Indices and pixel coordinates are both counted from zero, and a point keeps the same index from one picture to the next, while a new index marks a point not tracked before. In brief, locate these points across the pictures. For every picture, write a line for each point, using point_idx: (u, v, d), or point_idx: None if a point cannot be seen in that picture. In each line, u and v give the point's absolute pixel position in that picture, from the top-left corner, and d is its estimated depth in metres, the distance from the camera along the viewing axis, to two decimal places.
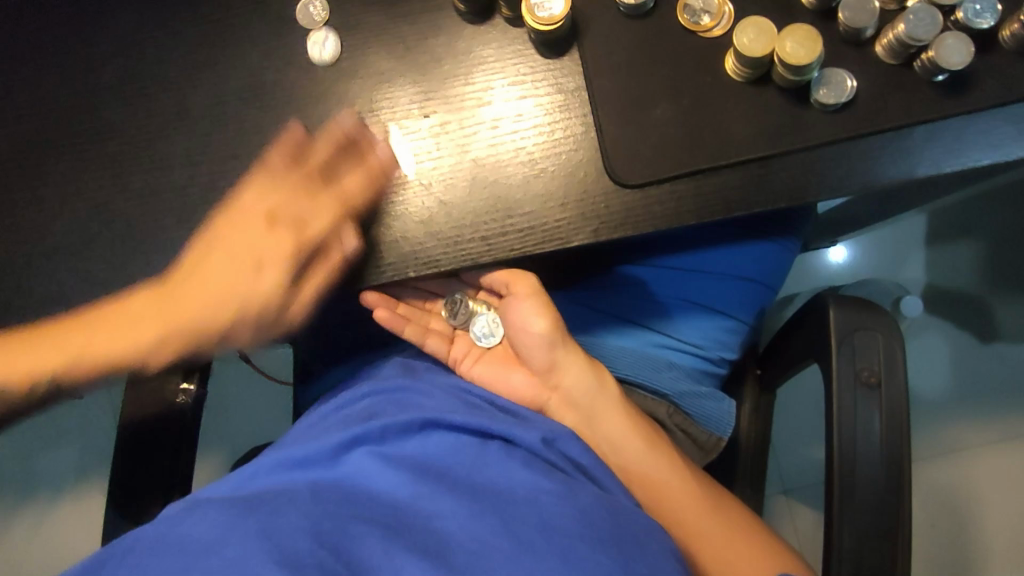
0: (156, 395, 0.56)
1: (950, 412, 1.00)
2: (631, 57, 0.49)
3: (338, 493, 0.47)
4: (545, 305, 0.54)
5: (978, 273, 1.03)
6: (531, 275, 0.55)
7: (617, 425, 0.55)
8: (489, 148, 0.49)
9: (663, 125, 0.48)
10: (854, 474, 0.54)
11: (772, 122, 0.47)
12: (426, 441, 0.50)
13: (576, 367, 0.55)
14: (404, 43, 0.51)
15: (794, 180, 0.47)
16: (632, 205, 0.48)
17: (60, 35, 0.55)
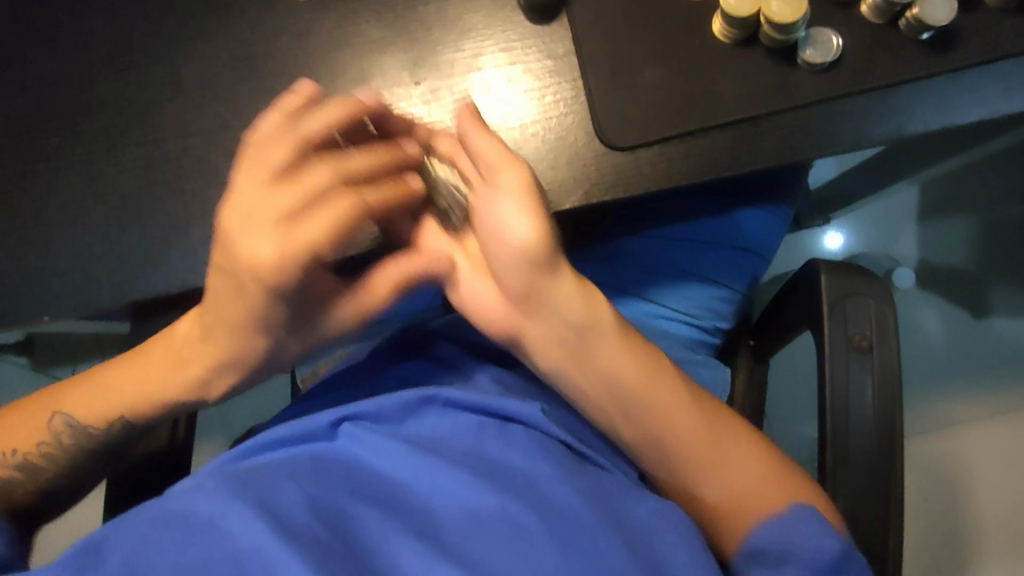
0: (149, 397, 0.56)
1: (943, 386, 1.01)
2: (620, 21, 0.49)
3: (337, 468, 0.47)
4: (533, 206, 0.44)
5: (969, 247, 1.04)
6: (521, 167, 0.45)
7: (620, 363, 0.48)
8: (480, 115, 0.50)
9: (652, 88, 0.48)
10: (846, 437, 0.55)
11: (760, 83, 0.47)
12: (426, 419, 0.50)
13: (567, 295, 0.46)
14: (394, 12, 0.52)
15: (783, 139, 0.47)
16: (623, 169, 0.48)
17: (50, 10, 0.55)
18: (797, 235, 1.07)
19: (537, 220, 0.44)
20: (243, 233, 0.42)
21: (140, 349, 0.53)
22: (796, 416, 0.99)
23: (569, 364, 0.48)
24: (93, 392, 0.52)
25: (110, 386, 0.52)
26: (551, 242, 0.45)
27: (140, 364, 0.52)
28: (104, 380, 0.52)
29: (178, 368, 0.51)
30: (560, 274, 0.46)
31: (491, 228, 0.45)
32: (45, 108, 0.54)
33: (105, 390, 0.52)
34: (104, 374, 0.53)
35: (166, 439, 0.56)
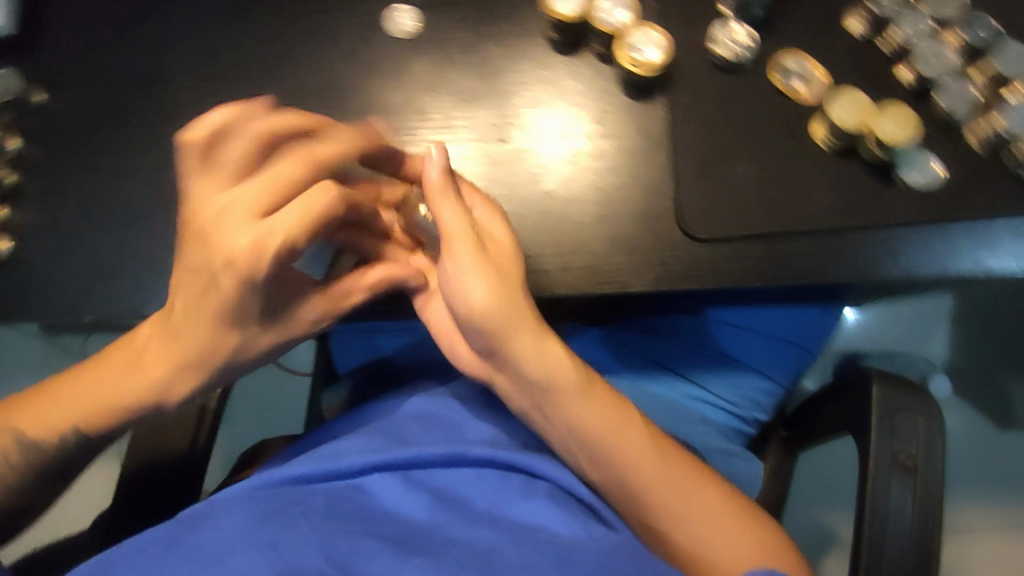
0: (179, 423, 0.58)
1: (956, 493, 0.99)
2: (717, 111, 0.48)
3: (350, 509, 0.45)
4: (484, 275, 0.44)
5: (999, 357, 1.02)
6: (462, 238, 0.44)
7: (582, 410, 0.47)
8: (562, 182, 0.49)
9: (740, 184, 0.48)
10: (878, 557, 0.53)
11: (852, 194, 0.47)
12: (444, 469, 0.49)
13: (529, 348, 0.45)
14: (488, 65, 0.51)
15: (867, 256, 0.46)
16: (699, 259, 0.47)
17: (142, 7, 0.55)
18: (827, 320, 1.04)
19: (493, 285, 0.44)
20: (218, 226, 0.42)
21: (99, 362, 0.50)
22: (809, 504, 0.96)
23: (533, 408, 0.48)
24: (39, 406, 0.49)
25: (71, 397, 0.49)
26: (512, 307, 0.45)
27: (99, 375, 0.49)
28: (65, 394, 0.49)
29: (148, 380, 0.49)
30: (522, 329, 0.45)
31: (452, 289, 0.45)
32: (121, 104, 0.54)
33: (63, 404, 0.49)
34: (57, 390, 0.50)
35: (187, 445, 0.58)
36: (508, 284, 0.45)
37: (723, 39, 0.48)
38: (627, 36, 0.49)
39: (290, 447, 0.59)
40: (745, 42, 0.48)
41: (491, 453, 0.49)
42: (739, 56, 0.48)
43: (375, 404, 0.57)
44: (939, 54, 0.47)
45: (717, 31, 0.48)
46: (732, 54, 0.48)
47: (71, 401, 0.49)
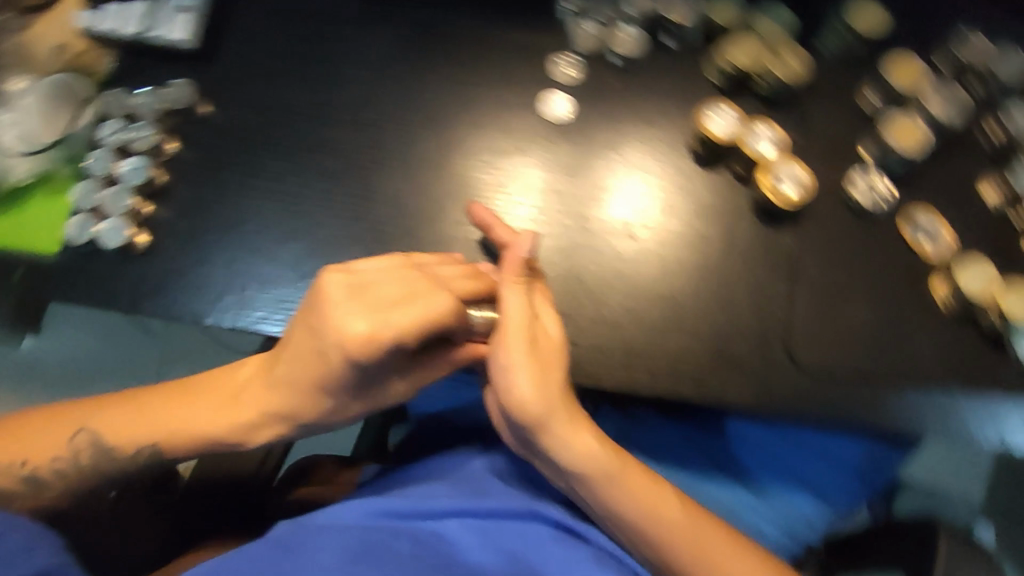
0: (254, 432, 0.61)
1: None
2: (841, 250, 0.50)
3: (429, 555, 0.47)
4: (534, 369, 0.47)
5: None
6: (515, 333, 0.47)
7: (629, 498, 0.49)
8: (681, 290, 0.51)
9: (853, 324, 0.49)
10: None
11: (960, 356, 0.48)
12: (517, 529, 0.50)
13: (569, 435, 0.48)
14: (617, 163, 0.54)
15: (967, 419, 0.47)
16: (804, 391, 0.48)
17: (317, 46, 0.59)
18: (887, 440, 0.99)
19: (540, 379, 0.47)
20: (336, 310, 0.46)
21: (189, 382, 0.54)
22: None
23: (574, 490, 0.50)
24: (126, 418, 0.52)
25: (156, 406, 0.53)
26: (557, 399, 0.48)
27: (187, 396, 0.53)
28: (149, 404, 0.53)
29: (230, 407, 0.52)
30: (563, 422, 0.48)
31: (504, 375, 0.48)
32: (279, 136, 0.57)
33: (143, 422, 0.52)
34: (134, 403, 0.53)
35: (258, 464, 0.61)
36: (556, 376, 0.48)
37: (863, 188, 0.51)
38: (772, 166, 0.51)
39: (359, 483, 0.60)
40: (882, 196, 0.50)
41: (562, 520, 0.50)
42: (876, 208, 0.50)
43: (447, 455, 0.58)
44: None
45: (858, 181, 0.51)
46: (871, 205, 0.50)
47: (157, 424, 0.52)
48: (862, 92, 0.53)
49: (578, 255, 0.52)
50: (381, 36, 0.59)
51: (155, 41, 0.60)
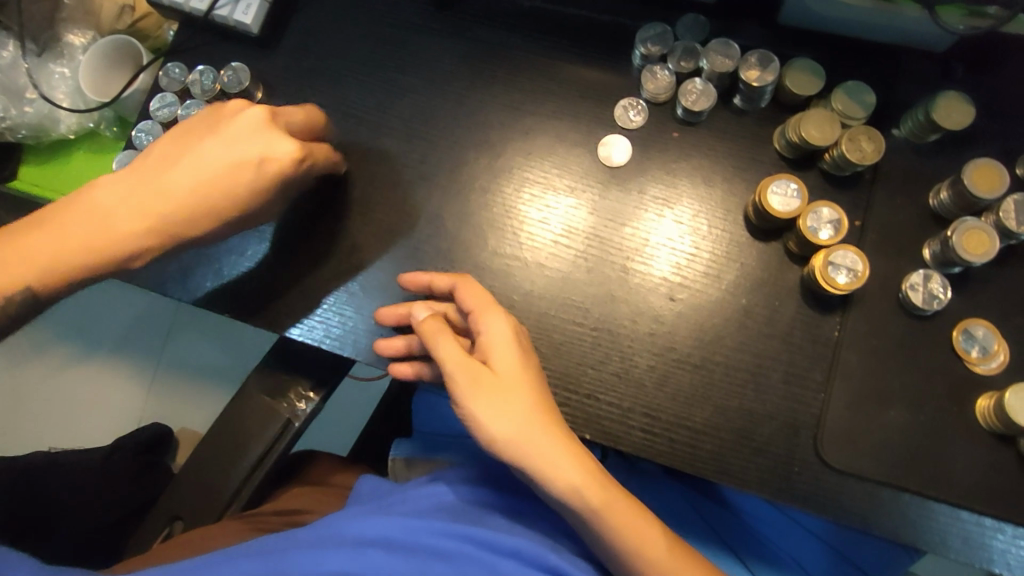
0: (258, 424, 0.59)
1: None
2: (888, 349, 0.48)
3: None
4: (488, 409, 0.42)
5: None
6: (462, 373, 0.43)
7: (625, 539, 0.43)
8: (714, 359, 0.49)
9: (887, 429, 0.47)
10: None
11: (994, 482, 0.46)
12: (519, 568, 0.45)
13: (550, 465, 0.42)
14: (665, 220, 0.52)
15: (979, 544, 0.47)
16: (824, 486, 0.47)
17: (382, 49, 0.58)
18: None
19: (502, 414, 0.42)
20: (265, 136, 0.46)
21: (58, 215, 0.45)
22: None
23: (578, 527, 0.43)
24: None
25: (113, 221, 0.45)
26: (533, 431, 0.42)
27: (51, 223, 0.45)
28: (109, 229, 0.45)
29: (103, 232, 0.44)
30: (539, 456, 0.42)
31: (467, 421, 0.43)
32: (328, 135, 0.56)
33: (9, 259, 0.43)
34: (98, 216, 0.45)
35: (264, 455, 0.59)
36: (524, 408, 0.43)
37: (918, 284, 0.47)
38: (827, 250, 0.47)
39: (354, 486, 0.58)
40: (939, 296, 0.47)
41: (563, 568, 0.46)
42: (928, 306, 0.47)
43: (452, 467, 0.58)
44: None
45: (915, 276, 0.47)
46: (923, 302, 0.47)
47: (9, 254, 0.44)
48: (938, 184, 0.49)
49: (615, 309, 0.50)
50: (449, 49, 0.57)
51: (219, 20, 0.58)
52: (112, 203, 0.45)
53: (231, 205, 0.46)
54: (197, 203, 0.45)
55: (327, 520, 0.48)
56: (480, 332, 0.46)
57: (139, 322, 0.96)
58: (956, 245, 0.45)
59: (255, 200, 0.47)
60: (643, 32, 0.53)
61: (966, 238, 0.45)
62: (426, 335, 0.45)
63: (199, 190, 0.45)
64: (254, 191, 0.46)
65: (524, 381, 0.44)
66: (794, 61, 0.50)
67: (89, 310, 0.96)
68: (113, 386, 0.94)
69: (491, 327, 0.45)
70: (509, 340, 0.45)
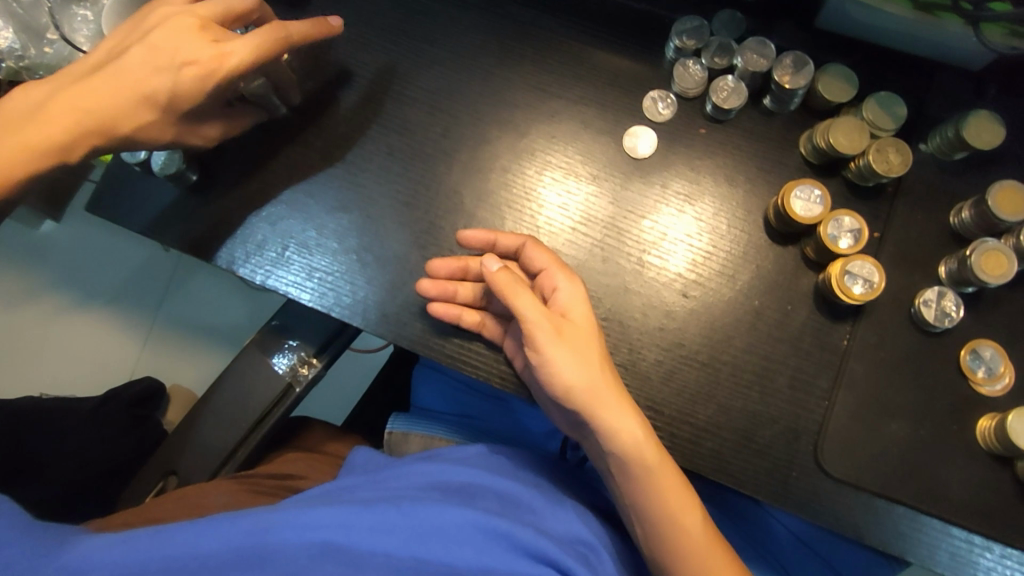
0: (258, 385, 0.59)
1: None
2: (895, 362, 0.48)
3: (416, 561, 0.43)
4: (572, 358, 0.45)
5: None
6: (547, 323, 0.45)
7: (675, 500, 0.46)
8: (722, 358, 0.49)
9: (888, 442, 0.47)
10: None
11: (987, 500, 0.46)
12: (507, 554, 0.45)
13: (618, 422, 0.44)
14: (681, 218, 0.52)
15: (965, 558, 0.47)
16: (820, 493, 0.47)
17: (411, 19, 0.57)
18: None
19: (584, 365, 0.45)
20: (190, 33, 0.45)
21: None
22: None
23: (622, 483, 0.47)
24: None
25: (44, 118, 0.44)
26: (602, 387, 0.45)
27: None
28: (41, 123, 0.44)
29: (41, 126, 0.44)
30: (610, 410, 0.45)
31: (542, 367, 0.45)
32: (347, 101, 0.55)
33: None
34: (35, 115, 0.45)
35: (265, 415, 0.60)
36: (597, 363, 0.45)
37: (931, 301, 0.47)
38: (845, 259, 0.47)
39: (348, 456, 0.58)
40: (951, 314, 0.47)
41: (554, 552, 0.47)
42: (939, 323, 0.47)
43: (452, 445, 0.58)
44: None
45: (929, 293, 0.47)
46: (935, 319, 0.47)
47: None
48: (961, 203, 0.49)
49: (627, 301, 0.50)
50: (479, 25, 0.56)
51: None
52: (44, 101, 0.45)
53: (159, 101, 0.46)
54: (129, 102, 0.46)
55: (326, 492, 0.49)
56: (555, 288, 0.48)
57: (135, 277, 0.96)
58: (974, 264, 0.45)
59: (186, 98, 0.46)
60: (679, 24, 0.52)
61: (984, 258, 0.45)
62: (500, 287, 0.45)
63: (132, 89, 0.45)
64: (179, 84, 0.45)
65: (593, 336, 0.47)
66: (829, 66, 0.50)
67: (88, 258, 0.95)
68: (104, 338, 0.93)
69: (564, 285, 0.47)
70: (581, 299, 0.47)
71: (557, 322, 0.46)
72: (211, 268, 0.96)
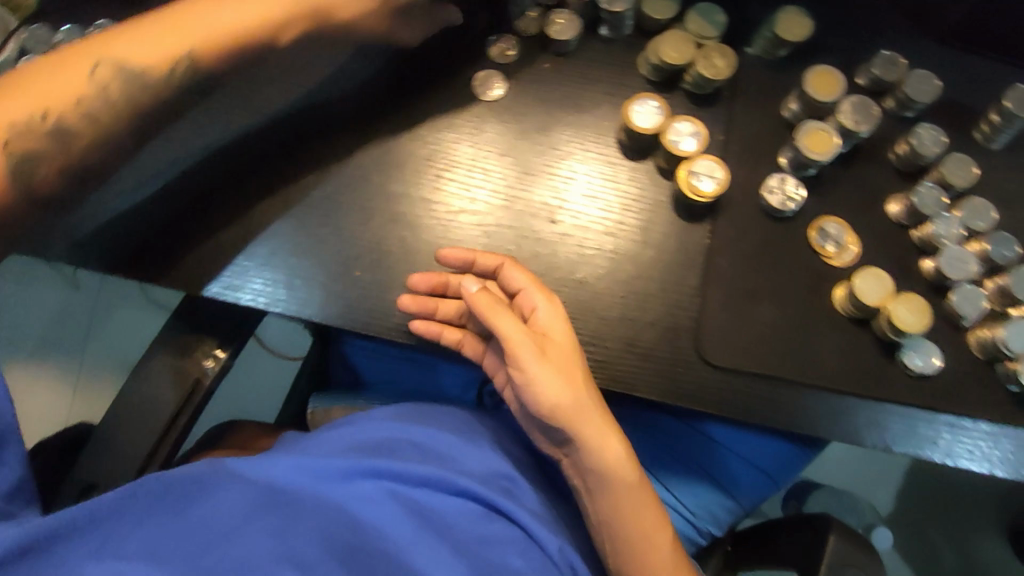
0: (164, 385, 0.59)
1: None
2: (755, 252, 0.51)
3: (345, 512, 0.47)
4: (556, 379, 0.46)
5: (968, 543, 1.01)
6: (530, 347, 0.46)
7: (641, 510, 0.49)
8: (598, 274, 0.51)
9: (760, 325, 0.50)
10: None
11: (859, 363, 0.49)
12: (434, 492, 0.49)
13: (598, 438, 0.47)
14: (535, 149, 0.54)
15: (857, 423, 0.49)
16: (706, 384, 0.49)
17: None
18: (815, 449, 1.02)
19: (569, 383, 0.47)
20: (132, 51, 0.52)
21: None
22: None
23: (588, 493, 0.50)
24: None
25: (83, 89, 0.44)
26: (583, 403, 0.47)
27: None
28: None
29: None
30: (590, 424, 0.47)
31: (529, 388, 0.47)
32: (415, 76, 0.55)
33: None
34: None
35: (177, 413, 0.59)
36: (578, 379, 0.47)
37: (774, 188, 0.51)
38: (691, 161, 0.50)
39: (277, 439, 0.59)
40: (793, 197, 0.51)
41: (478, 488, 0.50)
42: (784, 208, 0.51)
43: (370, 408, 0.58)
44: (965, 260, 0.49)
45: (771, 180, 0.51)
46: (781, 205, 0.51)
47: None
48: (790, 96, 0.53)
49: (497, 237, 0.53)
50: None
51: None
52: None
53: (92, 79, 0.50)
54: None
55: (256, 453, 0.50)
56: (532, 308, 0.48)
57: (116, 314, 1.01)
58: (802, 147, 0.50)
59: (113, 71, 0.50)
60: None
61: (810, 140, 0.50)
62: (482, 310, 0.47)
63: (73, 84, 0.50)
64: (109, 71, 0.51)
65: (575, 351, 0.48)
66: None
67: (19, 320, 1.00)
68: (47, 384, 0.98)
69: (542, 305, 0.48)
70: (558, 316, 0.48)
71: (538, 342, 0.47)
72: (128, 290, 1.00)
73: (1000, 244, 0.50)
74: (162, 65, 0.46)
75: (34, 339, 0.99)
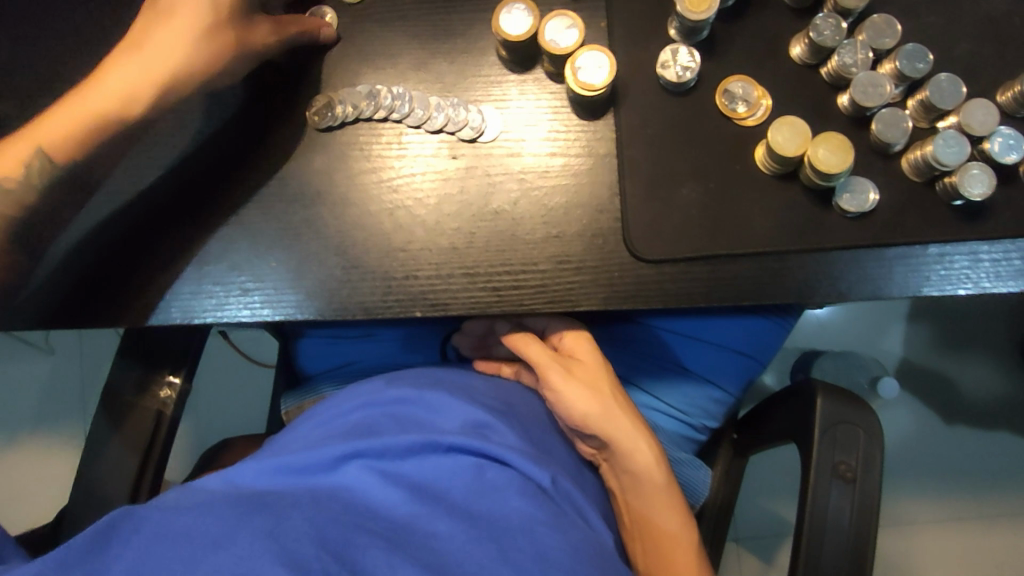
0: (114, 428, 0.55)
1: (916, 484, 0.97)
2: (665, 133, 0.49)
3: (336, 504, 0.43)
4: (584, 393, 0.51)
5: (980, 368, 1.00)
6: (557, 367, 0.52)
7: (668, 497, 0.52)
8: (512, 201, 0.49)
9: (687, 206, 0.48)
10: (819, 543, 0.53)
11: (794, 218, 0.47)
12: (423, 460, 0.46)
13: (630, 441, 0.51)
14: (413, 92, 0.51)
15: (808, 279, 0.47)
16: (646, 280, 0.48)
17: None
18: (803, 318, 1.01)
19: (598, 397, 0.51)
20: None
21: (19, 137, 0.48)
22: (764, 492, 0.97)
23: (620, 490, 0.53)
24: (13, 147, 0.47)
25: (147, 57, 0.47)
26: (614, 412, 0.51)
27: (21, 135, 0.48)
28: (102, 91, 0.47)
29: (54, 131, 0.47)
30: (620, 429, 0.51)
31: (559, 404, 0.51)
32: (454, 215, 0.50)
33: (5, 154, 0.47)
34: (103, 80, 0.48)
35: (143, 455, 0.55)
36: (606, 393, 0.52)
37: (668, 61, 0.48)
38: (573, 56, 0.48)
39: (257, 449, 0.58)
40: (689, 66, 0.48)
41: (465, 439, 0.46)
42: (683, 79, 0.48)
43: (331, 399, 0.54)
44: (878, 84, 0.46)
45: (663, 55, 0.48)
46: (678, 78, 0.48)
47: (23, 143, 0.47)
48: None
49: (402, 189, 0.50)
50: None
51: None
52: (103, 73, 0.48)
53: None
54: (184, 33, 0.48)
55: (229, 469, 0.47)
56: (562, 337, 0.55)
57: (88, 376, 1.00)
58: (681, 10, 0.47)
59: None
60: None
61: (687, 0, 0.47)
62: (512, 341, 0.54)
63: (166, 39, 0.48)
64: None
65: (604, 368, 0.53)
66: None
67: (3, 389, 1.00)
68: (43, 456, 0.98)
69: (572, 333, 0.55)
70: (584, 341, 0.54)
71: (563, 365, 0.52)
72: (105, 347, 1.00)
73: (910, 57, 0.47)
74: (67, 144, 0.47)
75: (25, 418, 0.99)
